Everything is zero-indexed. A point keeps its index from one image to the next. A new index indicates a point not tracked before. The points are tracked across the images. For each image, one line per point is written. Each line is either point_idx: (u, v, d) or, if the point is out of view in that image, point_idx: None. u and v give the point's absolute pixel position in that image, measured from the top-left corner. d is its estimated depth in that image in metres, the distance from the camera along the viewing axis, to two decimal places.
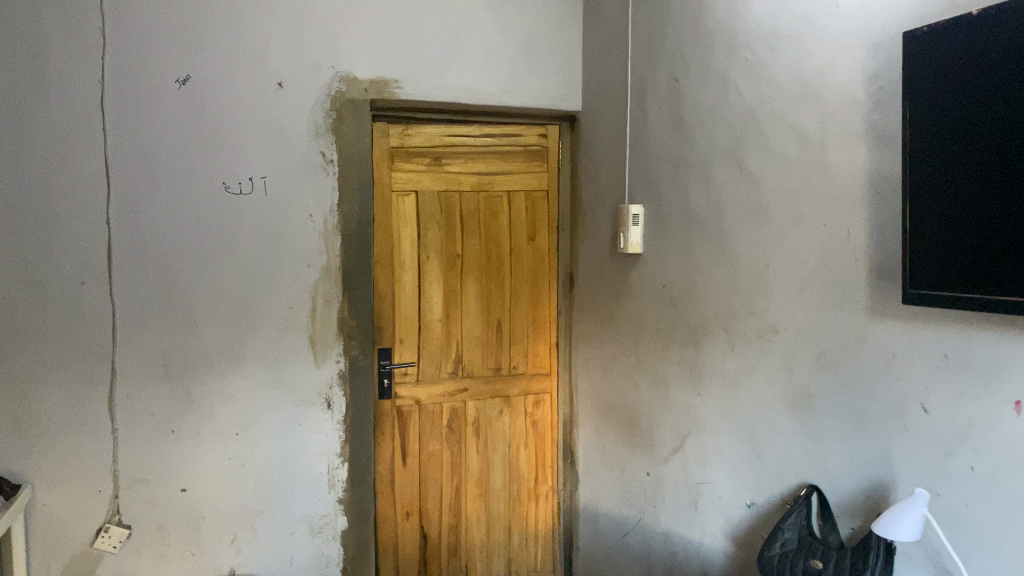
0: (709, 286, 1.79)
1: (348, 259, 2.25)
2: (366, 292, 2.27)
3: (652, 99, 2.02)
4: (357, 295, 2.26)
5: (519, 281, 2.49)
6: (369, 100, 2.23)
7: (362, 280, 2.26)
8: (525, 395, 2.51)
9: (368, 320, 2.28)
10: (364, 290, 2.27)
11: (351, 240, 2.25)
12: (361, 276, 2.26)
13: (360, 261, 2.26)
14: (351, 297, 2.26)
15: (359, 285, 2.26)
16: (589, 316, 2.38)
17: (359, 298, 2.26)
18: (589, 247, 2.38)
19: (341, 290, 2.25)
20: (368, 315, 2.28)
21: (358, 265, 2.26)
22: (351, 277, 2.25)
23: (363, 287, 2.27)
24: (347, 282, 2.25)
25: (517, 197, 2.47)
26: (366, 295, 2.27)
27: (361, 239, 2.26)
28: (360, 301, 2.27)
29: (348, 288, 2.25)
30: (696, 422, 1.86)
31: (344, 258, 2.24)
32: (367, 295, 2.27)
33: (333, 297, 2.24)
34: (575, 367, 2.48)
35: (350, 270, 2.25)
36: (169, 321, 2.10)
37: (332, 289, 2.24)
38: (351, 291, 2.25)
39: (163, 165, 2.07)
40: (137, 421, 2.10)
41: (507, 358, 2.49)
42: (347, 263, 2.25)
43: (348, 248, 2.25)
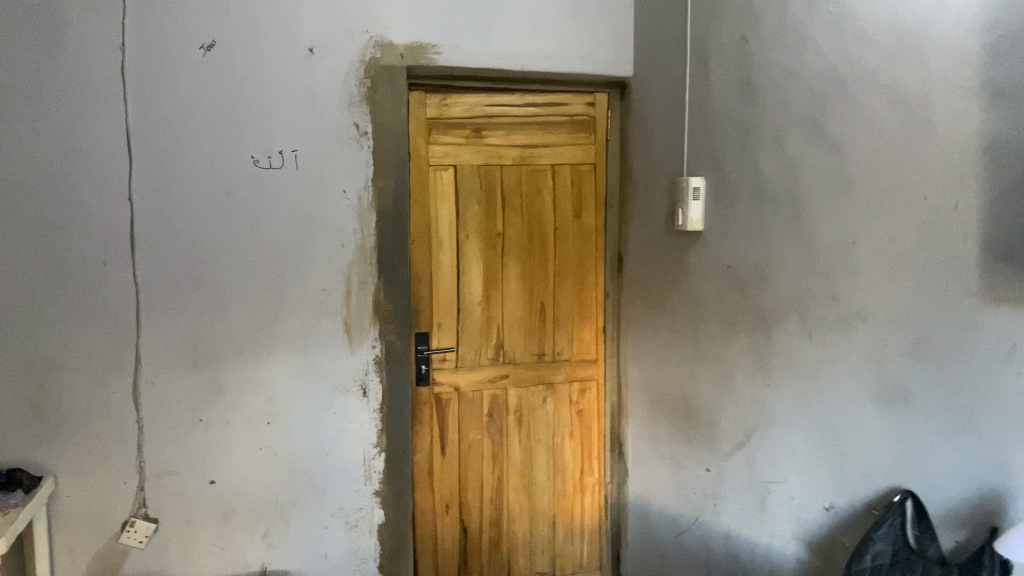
0: (783, 266, 1.63)
1: (384, 238, 2.11)
2: (403, 273, 2.13)
3: (716, 62, 1.84)
4: (393, 277, 2.12)
5: (565, 261, 2.33)
6: (406, 67, 2.08)
7: (399, 260, 2.12)
8: (571, 382, 2.35)
9: (405, 303, 2.14)
10: (400, 271, 2.12)
11: (387, 218, 2.10)
12: (398, 256, 2.12)
13: (396, 240, 2.11)
14: (387, 278, 2.11)
15: (396, 265, 2.12)
16: (641, 299, 2.21)
17: (395, 280, 2.12)
18: (641, 225, 2.21)
19: (377, 271, 2.11)
20: (405, 297, 2.14)
21: (395, 244, 2.11)
22: (388, 257, 2.11)
23: (400, 268, 2.12)
24: (383, 263, 2.11)
25: (562, 171, 2.31)
26: (403, 276, 2.13)
27: (398, 217, 2.11)
28: (396, 283, 2.12)
29: (384, 269, 2.11)
30: (765, 415, 1.70)
31: (380, 236, 2.10)
32: (404, 276, 2.13)
33: (368, 278, 2.10)
34: (625, 353, 2.32)
35: (387, 250, 2.11)
36: (195, 304, 1.98)
37: (368, 270, 2.10)
38: (387, 272, 2.11)
39: (188, 138, 1.94)
40: (163, 409, 1.98)
41: (551, 343, 2.33)
42: (383, 243, 2.10)
43: (384, 226, 2.10)
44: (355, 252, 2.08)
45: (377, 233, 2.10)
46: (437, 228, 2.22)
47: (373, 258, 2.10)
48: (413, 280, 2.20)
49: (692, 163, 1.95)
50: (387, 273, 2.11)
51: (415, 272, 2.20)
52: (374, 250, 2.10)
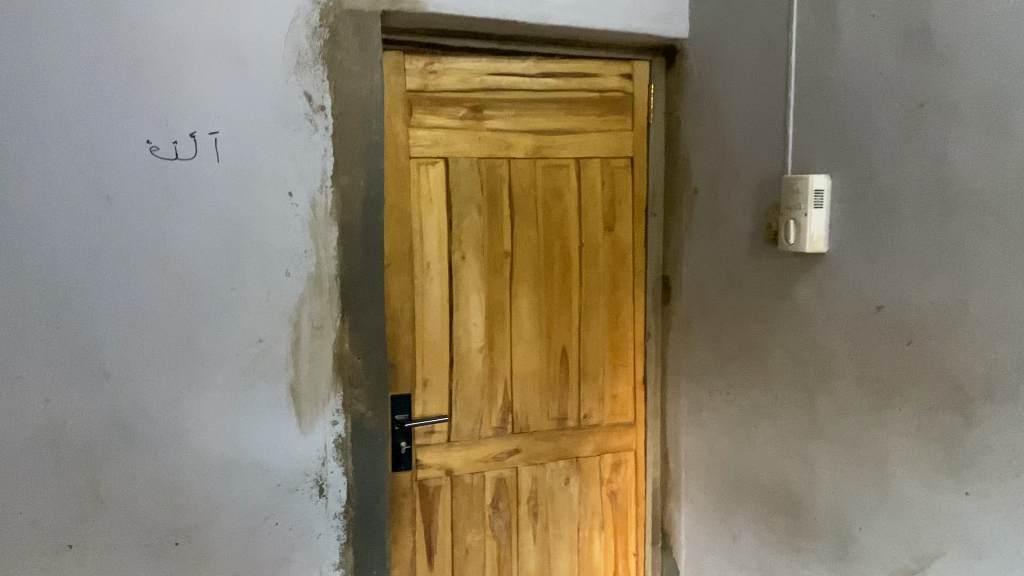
0: (1001, 314, 1.03)
1: (350, 264, 1.44)
2: (376, 315, 1.47)
3: (855, 5, 1.24)
4: (361, 320, 1.46)
5: (594, 289, 1.69)
6: (380, 12, 1.42)
7: (369, 298, 1.46)
8: (602, 455, 1.72)
9: (379, 358, 1.48)
10: (372, 312, 1.46)
11: (354, 237, 1.44)
12: (368, 291, 1.46)
13: (367, 266, 1.45)
14: (353, 324, 1.45)
15: (366, 304, 1.46)
16: (707, 346, 1.60)
17: (364, 325, 1.46)
18: (703, 244, 1.60)
19: (339, 312, 1.44)
20: (379, 350, 1.48)
21: (365, 274, 1.45)
22: (355, 292, 1.45)
23: (372, 307, 1.46)
24: (348, 301, 1.44)
25: (590, 168, 1.67)
26: (377, 319, 1.47)
27: (369, 233, 1.45)
28: (366, 330, 1.46)
29: (348, 309, 1.45)
30: (959, 541, 1.11)
31: (342, 262, 1.43)
32: (377, 319, 1.47)
33: (327, 323, 1.43)
34: (675, 417, 1.70)
35: (353, 282, 1.44)
36: (61, 370, 1.27)
37: (326, 313, 1.43)
38: (352, 314, 1.45)
39: (44, 109, 1.23)
40: (8, 534, 1.27)
41: (576, 405, 1.69)
42: (347, 272, 1.44)
43: (350, 247, 1.44)
44: (308, 287, 1.41)
45: (338, 257, 1.43)
46: (421, 247, 1.56)
47: (335, 295, 1.43)
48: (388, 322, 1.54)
49: (804, 157, 1.35)
50: (354, 317, 1.45)
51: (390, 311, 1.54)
52: (336, 283, 1.43)
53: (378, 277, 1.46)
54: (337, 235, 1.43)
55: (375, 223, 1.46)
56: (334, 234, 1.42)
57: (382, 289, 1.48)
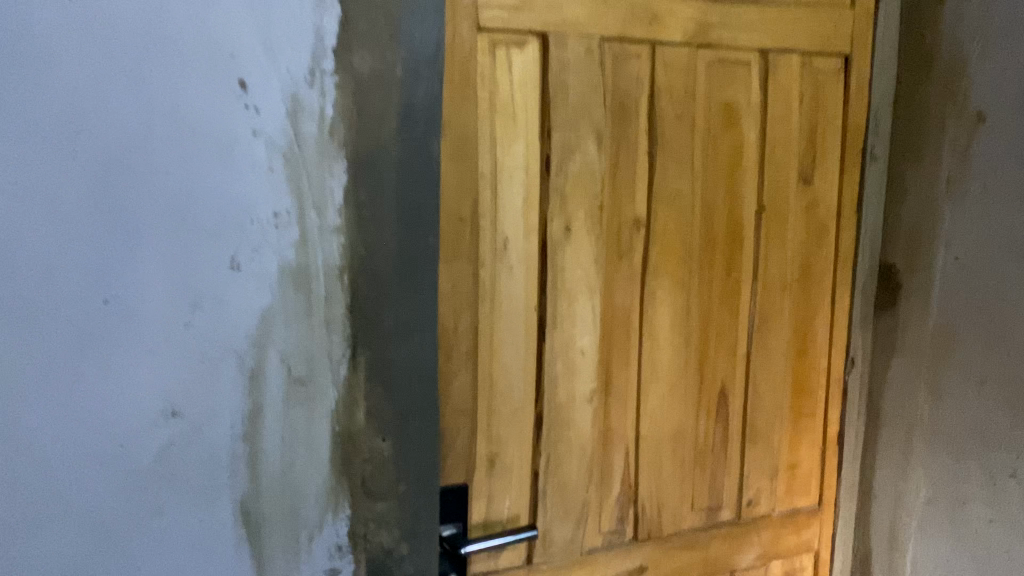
0: None
1: (369, 245, 0.67)
2: (420, 353, 0.70)
3: None
4: (390, 367, 0.69)
5: (775, 287, 0.97)
6: None
7: (410, 319, 0.69)
8: (768, 564, 1.02)
9: (429, 441, 0.72)
10: (414, 346, 0.70)
11: (383, 187, 0.67)
12: (408, 303, 0.69)
13: (406, 251, 0.68)
14: (376, 372, 0.69)
15: (405, 333, 0.69)
16: (993, 401, 0.90)
17: (399, 374, 0.70)
18: (996, 217, 0.89)
19: (348, 348, 0.68)
20: (427, 424, 0.72)
21: (399, 268, 0.68)
22: (384, 306, 0.68)
23: (414, 337, 0.70)
24: (363, 326, 0.68)
25: (784, 71, 0.93)
26: (425, 363, 0.71)
27: (412, 181, 0.68)
28: (406, 383, 0.70)
29: (366, 342, 0.68)
30: None
31: (353, 243, 0.67)
32: (424, 361, 0.70)
33: (317, 368, 0.67)
34: (899, 506, 1.01)
35: (379, 285, 0.68)
36: None
37: (317, 351, 0.66)
38: (371, 354, 0.68)
39: None
40: None
41: (735, 486, 0.99)
42: (361, 264, 0.67)
43: (372, 210, 0.67)
44: (282, 293, 0.65)
45: (348, 231, 0.66)
46: (493, 210, 0.80)
47: (335, 310, 0.67)
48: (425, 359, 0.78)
49: None
50: (377, 358, 0.69)
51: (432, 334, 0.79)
52: (346, 288, 0.67)
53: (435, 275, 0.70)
54: (345, 181, 0.66)
55: (428, 157, 0.68)
56: (340, 179, 0.66)
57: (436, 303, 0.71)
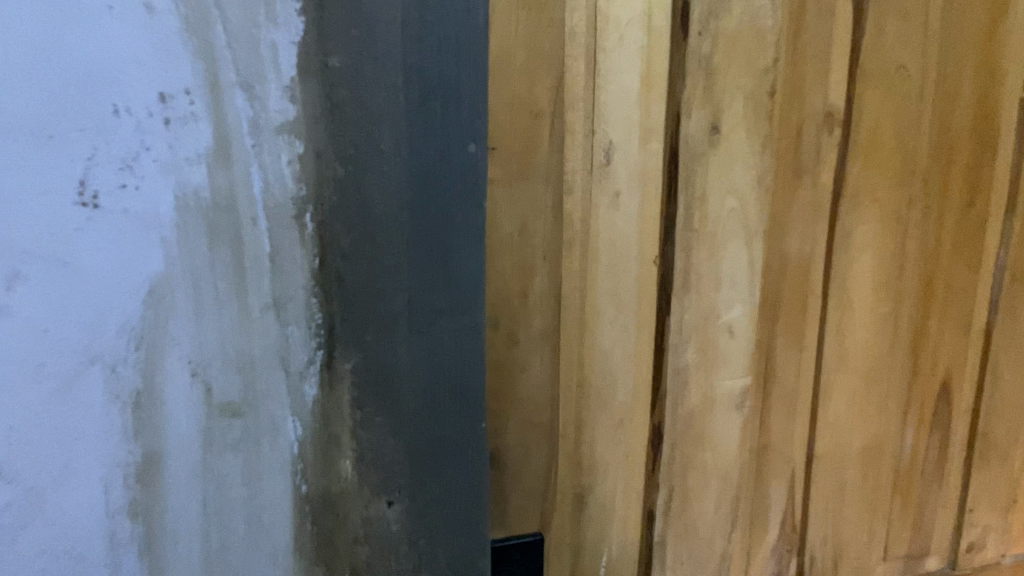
0: None
1: (354, 159, 0.36)
2: (452, 357, 0.39)
3: None
4: (399, 385, 0.38)
5: None
6: None
7: (433, 296, 0.38)
8: None
9: (475, 511, 0.41)
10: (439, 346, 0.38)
11: (375, 46, 0.35)
12: (429, 268, 0.37)
13: (422, 168, 0.36)
14: (374, 392, 0.38)
15: (425, 321, 0.38)
16: None
17: (415, 397, 0.38)
18: None
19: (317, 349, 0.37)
20: (470, 483, 0.40)
21: (412, 202, 0.36)
22: (384, 273, 0.37)
23: (442, 329, 0.38)
24: (347, 306, 0.37)
25: None
26: (465, 376, 0.39)
27: (432, 34, 0.35)
28: (429, 414, 0.39)
29: (353, 338, 0.37)
30: None
31: (322, 155, 0.35)
32: (461, 372, 0.39)
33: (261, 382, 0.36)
34: None
35: (375, 235, 0.36)
36: None
37: (257, 354, 0.36)
38: (361, 361, 0.37)
39: None
40: None
41: (951, 523, 0.66)
42: (338, 193, 0.36)
43: (356, 88, 0.35)
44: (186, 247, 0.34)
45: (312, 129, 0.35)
46: (592, 98, 0.48)
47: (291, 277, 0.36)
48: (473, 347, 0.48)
49: None
50: (376, 368, 0.38)
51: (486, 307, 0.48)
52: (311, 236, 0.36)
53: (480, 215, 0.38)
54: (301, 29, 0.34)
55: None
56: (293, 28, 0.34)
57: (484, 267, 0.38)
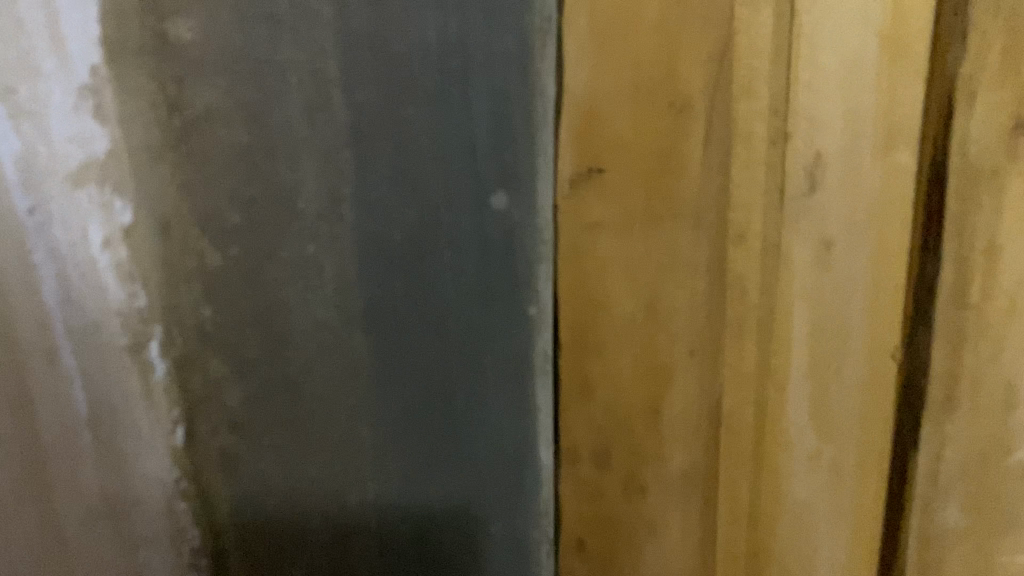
0: None
1: (223, 281, 0.28)
2: (459, 504, 0.30)
3: None
4: (350, 560, 0.31)
5: None
6: None
7: (420, 438, 0.29)
8: None
9: None
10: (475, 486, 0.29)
11: (334, 110, 0.26)
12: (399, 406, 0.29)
13: (395, 329, 0.28)
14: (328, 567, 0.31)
15: (417, 460, 0.29)
16: None
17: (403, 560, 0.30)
18: None
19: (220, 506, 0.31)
20: None
21: (382, 358, 0.28)
22: (310, 433, 0.30)
23: (448, 474, 0.29)
24: (236, 496, 0.31)
25: None
26: (510, 523, 0.30)
27: (400, 89, 0.26)
28: None
29: (252, 524, 0.31)
30: None
31: (183, 309, 0.29)
32: (485, 524, 0.30)
33: (60, 484, 0.30)
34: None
35: (297, 394, 0.29)
36: None
37: (130, 450, 0.31)
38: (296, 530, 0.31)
39: None
40: None
41: None
42: (217, 324, 0.29)
43: (263, 150, 0.27)
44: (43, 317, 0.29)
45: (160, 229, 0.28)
46: (784, 78, 0.27)
47: (114, 401, 0.30)
48: (566, 480, 0.31)
49: None
50: (329, 539, 0.31)
51: (586, 422, 0.30)
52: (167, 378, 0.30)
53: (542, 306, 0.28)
54: (147, 31, 0.26)
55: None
56: (123, 12, 0.26)
57: (540, 390, 0.29)
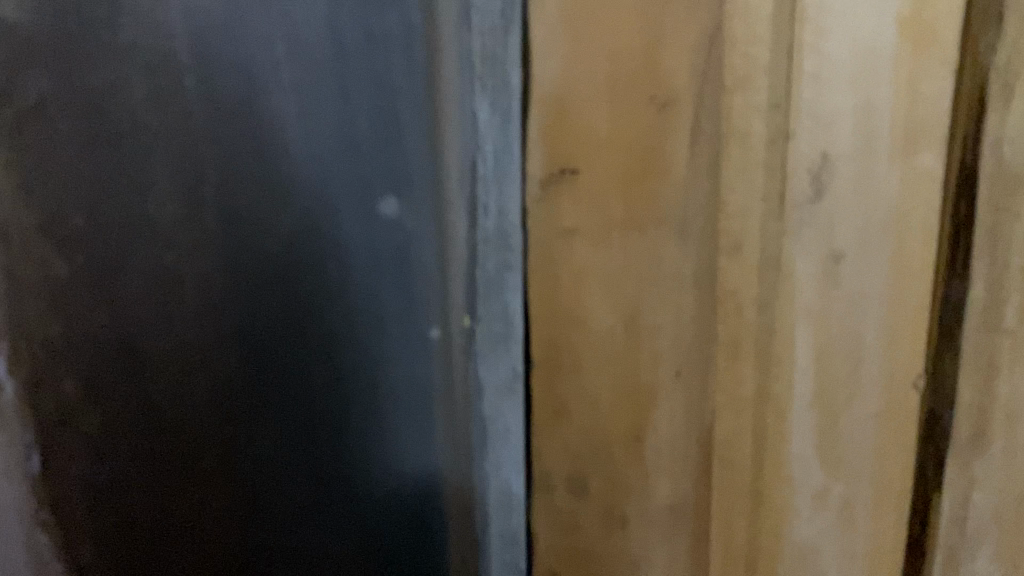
0: None
1: (82, 280, 0.30)
2: (274, 458, 0.33)
3: None
4: (258, 517, 0.33)
5: None
6: None
7: (299, 419, 0.33)
8: None
9: None
10: (401, 452, 0.34)
11: (238, 107, 0.30)
12: (297, 394, 0.33)
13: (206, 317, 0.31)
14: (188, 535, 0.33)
15: (299, 424, 0.33)
16: None
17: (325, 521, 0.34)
18: None
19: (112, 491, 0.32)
20: None
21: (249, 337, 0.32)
22: (187, 415, 0.32)
23: (295, 432, 0.33)
24: (123, 476, 0.32)
25: None
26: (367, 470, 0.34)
27: (257, 85, 0.29)
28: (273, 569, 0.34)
29: (151, 493, 0.32)
30: None
31: (85, 313, 0.31)
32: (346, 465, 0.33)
33: None
34: None
35: (183, 380, 0.32)
36: None
37: None
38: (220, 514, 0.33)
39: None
40: None
41: None
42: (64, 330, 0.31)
43: (118, 145, 0.29)
44: None
45: (62, 230, 0.30)
46: (784, 67, 0.24)
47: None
48: (541, 493, 0.31)
49: None
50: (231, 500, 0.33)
51: (563, 440, 0.30)
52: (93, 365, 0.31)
53: (463, 302, 0.31)
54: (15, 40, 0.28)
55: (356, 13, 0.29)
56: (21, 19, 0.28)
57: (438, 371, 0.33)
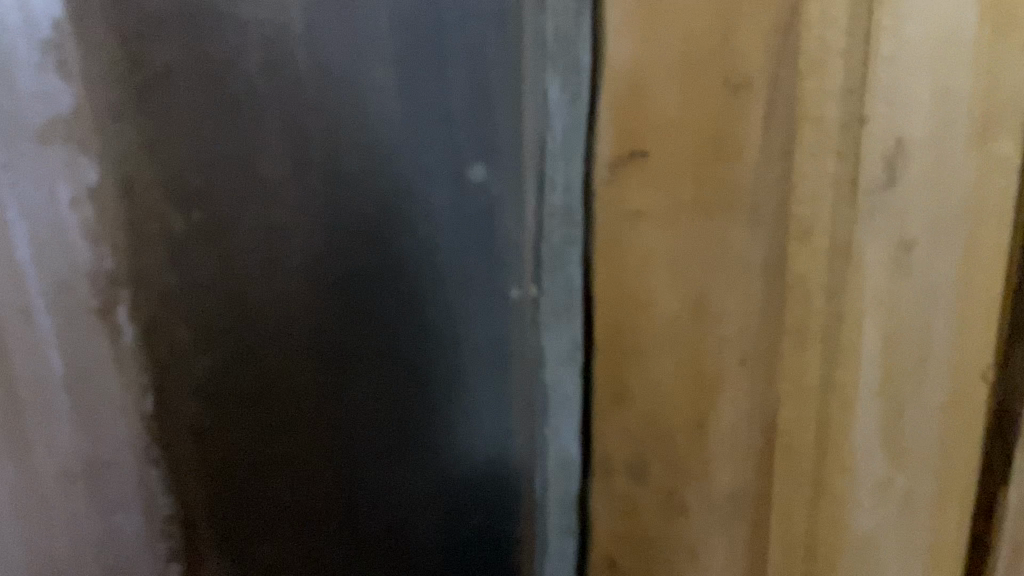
0: None
1: (199, 235, 0.29)
2: (400, 448, 0.31)
3: None
4: (335, 500, 0.31)
5: None
6: None
7: (392, 404, 0.31)
8: None
9: None
10: (494, 435, 0.32)
11: (296, 65, 0.27)
12: (386, 376, 0.30)
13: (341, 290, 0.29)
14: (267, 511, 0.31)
15: (392, 410, 0.31)
16: None
17: (394, 513, 0.32)
18: None
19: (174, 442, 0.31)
20: None
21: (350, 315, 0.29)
22: (275, 389, 0.30)
23: (399, 417, 0.31)
24: (210, 437, 0.31)
25: None
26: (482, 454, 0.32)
27: (358, 53, 0.27)
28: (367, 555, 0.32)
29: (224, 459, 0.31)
30: None
31: (199, 265, 0.29)
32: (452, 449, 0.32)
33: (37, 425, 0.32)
34: None
35: (253, 351, 0.30)
36: None
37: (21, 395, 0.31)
38: (282, 500, 0.31)
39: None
40: None
41: None
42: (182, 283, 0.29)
43: (193, 105, 0.27)
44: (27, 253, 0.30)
45: (163, 186, 0.28)
46: (862, 54, 0.24)
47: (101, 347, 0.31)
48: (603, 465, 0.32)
49: None
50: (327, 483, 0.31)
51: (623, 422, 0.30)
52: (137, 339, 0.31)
53: (531, 274, 0.31)
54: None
55: None
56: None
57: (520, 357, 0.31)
